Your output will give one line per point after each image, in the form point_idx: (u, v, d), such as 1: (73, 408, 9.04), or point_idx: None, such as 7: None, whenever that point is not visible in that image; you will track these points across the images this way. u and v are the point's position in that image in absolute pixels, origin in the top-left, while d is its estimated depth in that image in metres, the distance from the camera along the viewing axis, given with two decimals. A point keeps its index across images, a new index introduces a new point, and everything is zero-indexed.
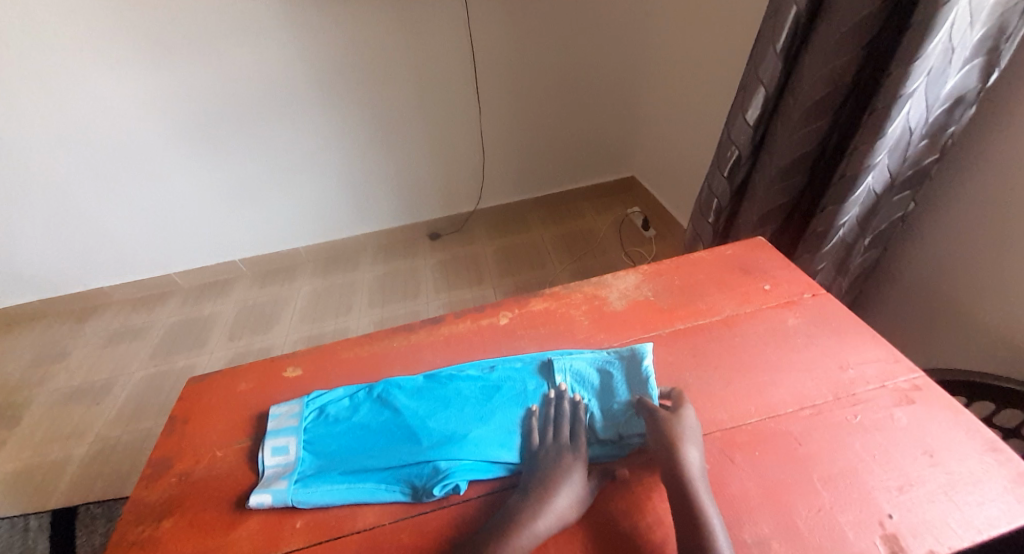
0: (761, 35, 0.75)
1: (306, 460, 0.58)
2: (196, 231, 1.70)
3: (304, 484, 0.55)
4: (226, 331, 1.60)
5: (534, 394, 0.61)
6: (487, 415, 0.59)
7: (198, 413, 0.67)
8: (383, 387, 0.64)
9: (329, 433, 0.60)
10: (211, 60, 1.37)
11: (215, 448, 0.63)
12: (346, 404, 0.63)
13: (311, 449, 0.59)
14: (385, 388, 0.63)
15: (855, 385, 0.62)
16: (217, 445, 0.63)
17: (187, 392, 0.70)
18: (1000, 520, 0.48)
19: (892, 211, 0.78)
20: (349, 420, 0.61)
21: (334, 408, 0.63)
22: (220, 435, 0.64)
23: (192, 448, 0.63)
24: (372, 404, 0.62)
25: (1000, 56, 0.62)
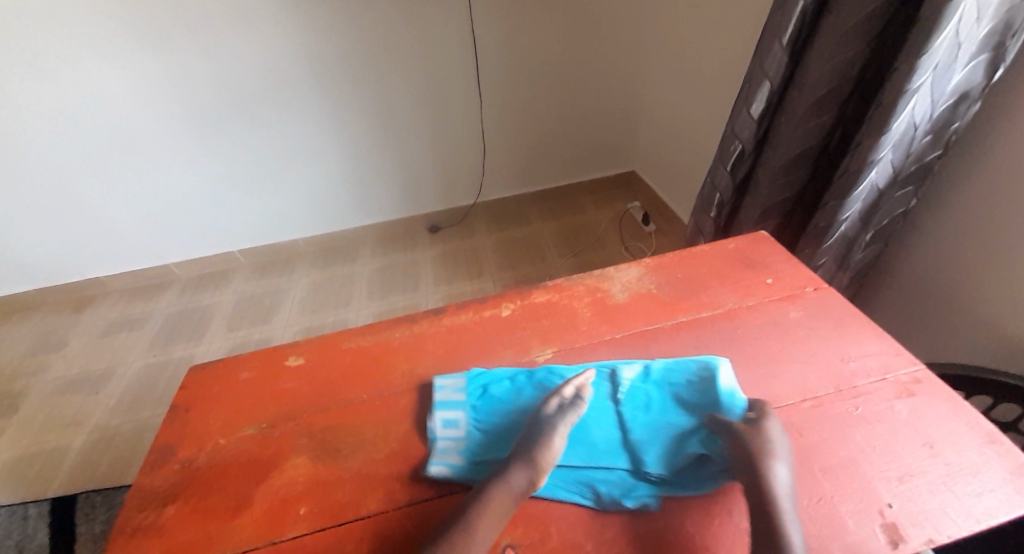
0: (769, 28, 0.86)
1: (476, 441, 0.62)
2: (226, 220, 1.86)
3: (476, 466, 0.59)
4: (224, 322, 1.74)
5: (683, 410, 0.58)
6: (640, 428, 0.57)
7: (198, 403, 0.74)
8: (544, 375, 0.67)
9: (496, 415, 0.64)
10: (239, 61, 1.53)
11: (217, 436, 0.69)
12: (506, 386, 0.67)
13: (478, 429, 0.63)
14: (546, 377, 0.66)
15: (856, 378, 0.60)
16: (220, 434, 0.69)
17: (190, 381, 0.78)
18: (1001, 510, 0.46)
19: (896, 206, 0.90)
20: (511, 404, 0.64)
21: (496, 388, 0.67)
22: (218, 424, 0.70)
23: (194, 436, 0.69)
24: (532, 388, 0.66)
25: (1006, 51, 0.71)
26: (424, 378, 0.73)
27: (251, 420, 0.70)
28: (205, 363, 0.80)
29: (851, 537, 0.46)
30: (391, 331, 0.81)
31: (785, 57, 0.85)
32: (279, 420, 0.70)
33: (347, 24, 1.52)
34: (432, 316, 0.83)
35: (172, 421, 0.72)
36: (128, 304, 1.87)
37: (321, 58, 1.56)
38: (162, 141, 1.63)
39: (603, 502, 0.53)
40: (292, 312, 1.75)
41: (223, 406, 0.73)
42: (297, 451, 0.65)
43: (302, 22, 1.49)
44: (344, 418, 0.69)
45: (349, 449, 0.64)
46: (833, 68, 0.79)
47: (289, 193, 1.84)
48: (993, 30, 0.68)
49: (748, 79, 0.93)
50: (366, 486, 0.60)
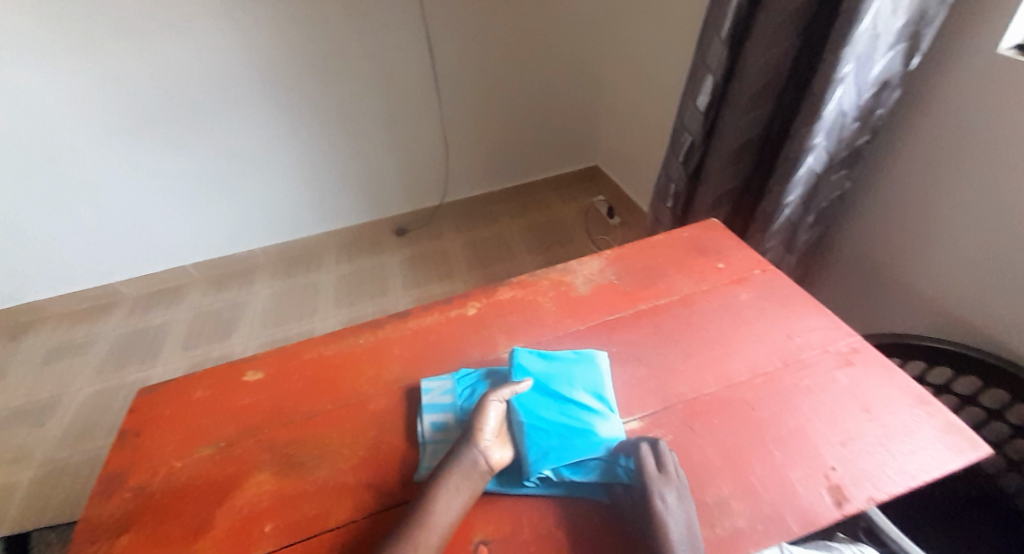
0: (709, 23, 0.90)
1: None
2: (177, 233, 1.78)
3: None
4: (180, 340, 1.67)
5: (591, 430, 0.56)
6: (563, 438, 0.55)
7: (150, 426, 0.71)
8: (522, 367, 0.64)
9: None
10: (181, 64, 1.45)
11: (172, 459, 0.66)
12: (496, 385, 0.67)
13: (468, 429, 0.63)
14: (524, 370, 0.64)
15: (801, 351, 0.64)
16: (174, 457, 0.66)
17: (140, 404, 0.74)
18: (933, 466, 0.51)
19: (833, 189, 0.95)
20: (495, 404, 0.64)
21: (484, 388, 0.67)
22: (173, 446, 0.68)
23: (146, 461, 0.66)
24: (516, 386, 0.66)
25: (921, 40, 0.76)
26: (390, 383, 0.72)
27: (208, 439, 0.68)
28: (157, 383, 0.77)
29: (802, 502, 0.49)
30: (355, 338, 0.80)
31: (725, 51, 0.89)
32: (239, 437, 0.67)
33: (298, 24, 1.47)
34: (397, 320, 0.82)
35: (122, 447, 0.68)
36: (71, 328, 1.76)
37: (273, 60, 1.51)
38: (99, 153, 1.54)
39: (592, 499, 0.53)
40: (254, 325, 1.69)
41: (178, 427, 0.70)
42: (260, 467, 0.63)
43: (251, 22, 1.44)
44: (309, 430, 0.67)
45: (315, 462, 0.63)
46: (769, 61, 0.84)
47: (242, 202, 1.78)
48: (907, 21, 0.73)
49: (692, 72, 0.97)
50: (334, 497, 0.59)
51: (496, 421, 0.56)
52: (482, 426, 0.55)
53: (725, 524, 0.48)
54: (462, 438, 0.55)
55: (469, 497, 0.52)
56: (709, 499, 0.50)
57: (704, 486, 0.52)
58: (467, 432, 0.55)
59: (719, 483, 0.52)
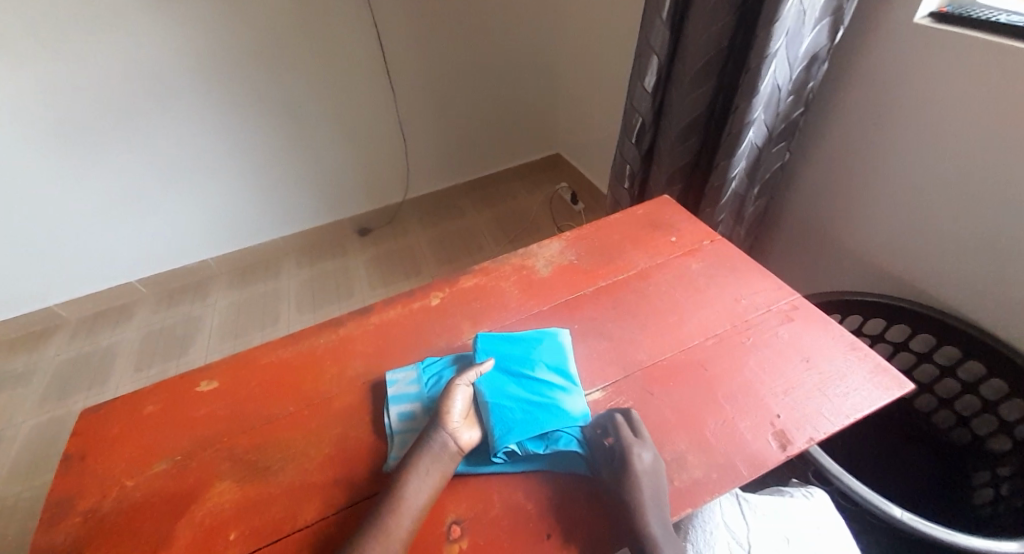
0: (649, 5, 0.93)
1: None
2: (119, 248, 1.68)
3: None
4: (132, 360, 1.59)
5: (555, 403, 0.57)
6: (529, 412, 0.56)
7: (98, 446, 0.67)
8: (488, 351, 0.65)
9: None
10: (112, 68, 1.36)
11: (123, 478, 0.63)
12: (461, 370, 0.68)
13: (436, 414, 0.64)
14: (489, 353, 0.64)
15: (748, 312, 0.68)
16: (126, 476, 0.63)
17: (84, 426, 0.70)
18: (864, 404, 0.55)
19: (773, 161, 1.00)
20: None
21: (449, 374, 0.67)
22: (125, 464, 0.65)
23: (96, 483, 0.63)
24: None
25: (843, 15, 0.81)
26: (356, 377, 0.72)
27: (163, 454, 0.65)
28: (103, 402, 0.73)
29: (751, 449, 0.52)
30: (316, 337, 0.79)
31: (667, 31, 0.92)
32: (196, 449, 0.65)
33: (239, 21, 1.41)
34: (358, 316, 0.81)
35: (68, 471, 0.65)
36: (6, 357, 1.64)
37: (214, 61, 1.45)
38: (24, 168, 1.43)
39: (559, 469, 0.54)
40: (213, 338, 1.63)
41: (129, 444, 0.67)
42: (223, 475, 0.62)
43: (188, 21, 1.37)
44: (272, 433, 0.66)
45: (280, 463, 0.62)
46: (707, 40, 0.87)
47: (190, 211, 1.70)
48: None
49: (637, 54, 1.00)
50: (301, 497, 0.59)
51: (463, 404, 0.57)
52: (450, 410, 0.56)
53: (684, 477, 0.51)
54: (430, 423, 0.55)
55: (440, 479, 0.52)
56: (668, 456, 0.53)
57: (663, 444, 0.54)
58: (436, 415, 0.55)
59: (677, 440, 0.54)
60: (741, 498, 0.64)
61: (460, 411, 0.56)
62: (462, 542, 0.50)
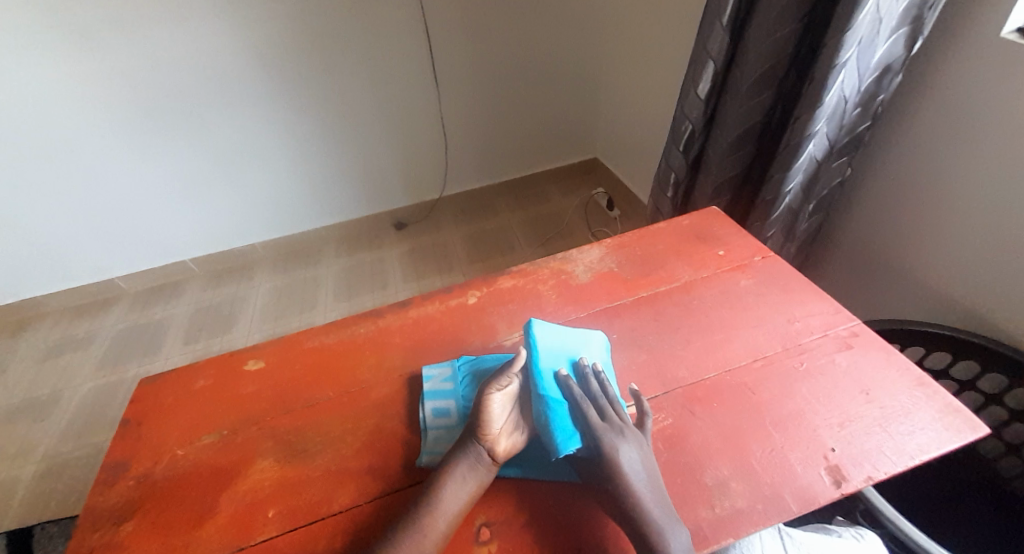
0: (709, 9, 0.90)
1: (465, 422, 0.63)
2: (174, 228, 1.78)
3: None
4: (180, 335, 1.67)
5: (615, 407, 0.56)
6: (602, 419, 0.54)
7: (151, 415, 0.71)
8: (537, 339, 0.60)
9: None
10: (179, 57, 1.44)
11: (174, 447, 0.66)
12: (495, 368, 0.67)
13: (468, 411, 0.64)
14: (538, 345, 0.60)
15: (801, 336, 0.64)
16: (175, 445, 0.66)
17: (139, 395, 0.74)
18: (931, 446, 0.51)
19: (833, 176, 0.95)
20: None
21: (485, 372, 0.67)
22: (174, 435, 0.68)
23: (147, 450, 0.66)
24: None
25: (923, 25, 0.76)
26: (391, 371, 0.73)
27: (209, 429, 0.68)
28: (157, 373, 0.77)
29: (800, 482, 0.49)
30: (355, 327, 0.80)
31: (726, 37, 0.89)
32: (242, 425, 0.68)
33: (297, 15, 1.46)
34: (396, 309, 0.82)
35: (122, 437, 0.68)
36: (70, 323, 1.75)
37: (271, 52, 1.50)
38: (97, 147, 1.53)
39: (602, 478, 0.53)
40: (254, 320, 1.69)
41: (177, 416, 0.70)
42: (262, 455, 0.64)
43: (250, 14, 1.42)
44: (309, 418, 0.68)
45: (317, 448, 0.64)
46: (770, 47, 0.83)
47: (241, 196, 1.77)
48: (909, 5, 0.73)
49: (692, 60, 0.97)
50: (337, 482, 0.60)
51: (502, 411, 0.55)
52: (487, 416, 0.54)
53: (725, 504, 0.49)
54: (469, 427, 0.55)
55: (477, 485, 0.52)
56: (708, 480, 0.51)
57: (703, 468, 0.52)
58: (474, 425, 0.55)
59: (719, 464, 0.52)
60: (783, 532, 0.61)
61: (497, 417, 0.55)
62: (491, 547, 0.50)
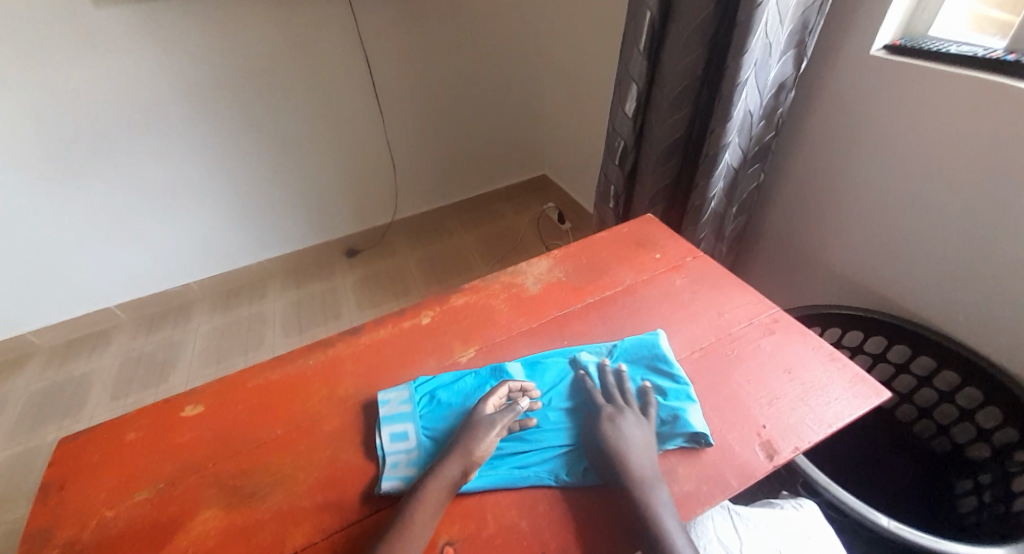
0: (627, 35, 0.97)
1: (426, 445, 0.63)
2: (98, 274, 1.65)
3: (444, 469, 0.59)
4: (109, 388, 1.54)
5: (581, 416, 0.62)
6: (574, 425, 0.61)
7: (76, 476, 0.66)
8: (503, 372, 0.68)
9: (444, 416, 0.66)
10: (98, 92, 1.34)
11: (104, 508, 0.62)
12: (454, 388, 0.68)
13: (428, 433, 0.64)
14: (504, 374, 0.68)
15: (731, 325, 0.71)
16: (106, 506, 0.62)
17: (61, 455, 0.69)
18: (845, 413, 0.58)
19: (749, 181, 1.04)
20: (460, 405, 0.66)
21: (444, 392, 0.68)
22: (105, 493, 0.63)
23: (75, 514, 0.61)
24: (479, 385, 0.68)
25: (806, 47, 0.86)
26: (346, 399, 0.72)
27: (145, 482, 0.64)
28: (81, 430, 0.71)
29: (738, 460, 0.55)
30: (304, 358, 0.79)
31: (644, 61, 0.97)
32: (180, 476, 0.64)
33: (229, 45, 1.41)
34: (348, 336, 0.81)
35: (44, 503, 0.63)
36: None
37: (202, 84, 1.44)
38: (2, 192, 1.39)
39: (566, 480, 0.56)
40: (194, 364, 1.60)
41: (108, 473, 0.66)
42: (206, 503, 0.61)
43: (178, 46, 1.36)
44: (258, 457, 0.66)
45: (268, 488, 0.62)
46: (683, 68, 0.91)
47: (174, 234, 1.67)
48: (793, 30, 0.83)
49: (617, 81, 1.04)
50: (290, 521, 0.58)
51: (490, 440, 0.58)
52: (470, 442, 0.57)
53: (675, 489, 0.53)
54: (447, 450, 0.57)
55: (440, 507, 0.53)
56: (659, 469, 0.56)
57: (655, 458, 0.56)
58: (450, 447, 0.57)
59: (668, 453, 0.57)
60: (731, 511, 0.65)
61: (479, 444, 0.57)
62: None
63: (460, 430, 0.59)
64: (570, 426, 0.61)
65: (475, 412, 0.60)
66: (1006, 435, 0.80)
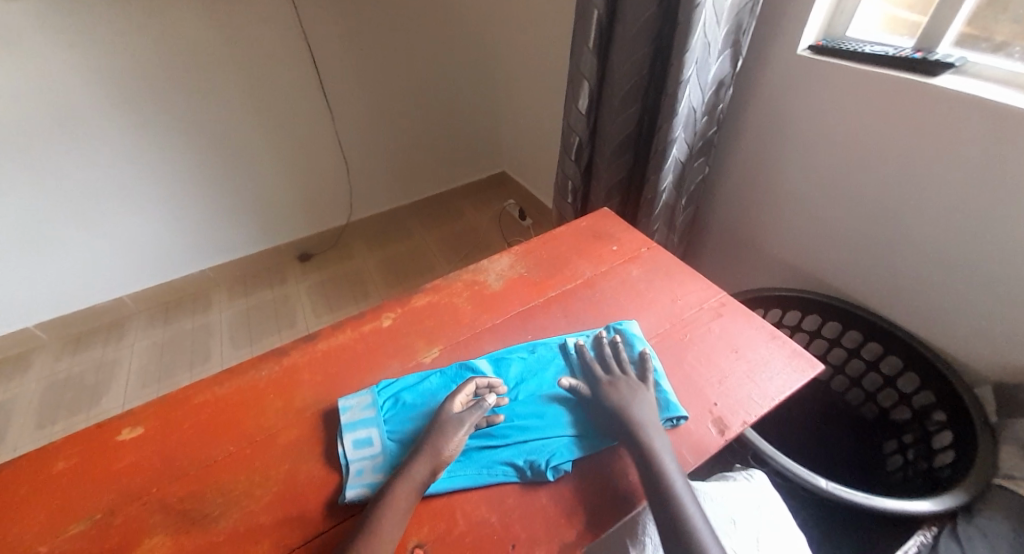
0: (577, 33, 1.00)
1: (392, 449, 0.63)
2: (18, 290, 1.50)
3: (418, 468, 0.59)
4: (31, 417, 1.41)
5: (549, 407, 0.63)
6: (546, 417, 0.62)
7: (0, 513, 0.60)
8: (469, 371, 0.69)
9: (409, 419, 0.65)
10: (9, 92, 1.22)
11: (34, 545, 0.57)
12: (419, 390, 0.68)
13: (393, 437, 0.64)
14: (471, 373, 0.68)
15: (683, 312, 0.74)
16: (37, 542, 0.57)
17: None
18: (786, 386, 0.63)
19: (695, 175, 1.09)
20: (426, 406, 0.66)
21: (408, 394, 0.68)
22: (35, 529, 0.58)
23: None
24: (445, 386, 0.68)
25: (742, 47, 0.91)
26: (304, 409, 0.70)
27: (81, 513, 0.60)
28: (3, 462, 0.65)
29: (693, 437, 0.58)
30: (258, 369, 0.76)
31: (594, 58, 1.00)
32: (120, 504, 0.60)
33: (164, 41, 1.33)
34: (305, 343, 0.79)
35: None
36: None
37: (133, 81, 1.35)
38: None
39: (534, 475, 0.57)
40: (131, 385, 1.49)
41: (37, 508, 0.60)
42: (153, 530, 0.58)
43: (105, 41, 1.27)
44: (210, 477, 0.63)
45: (221, 509, 0.59)
46: (630, 66, 0.95)
47: (105, 244, 1.56)
48: (729, 31, 0.88)
49: (569, 80, 1.07)
50: (247, 542, 0.56)
51: (459, 437, 0.58)
52: (439, 444, 0.57)
53: None
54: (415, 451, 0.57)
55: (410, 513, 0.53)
56: None
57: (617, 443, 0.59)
58: (419, 447, 0.57)
59: None
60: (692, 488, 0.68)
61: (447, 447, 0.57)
62: None
63: (427, 431, 0.58)
64: (537, 418, 0.63)
65: (444, 413, 0.60)
66: (925, 399, 0.89)
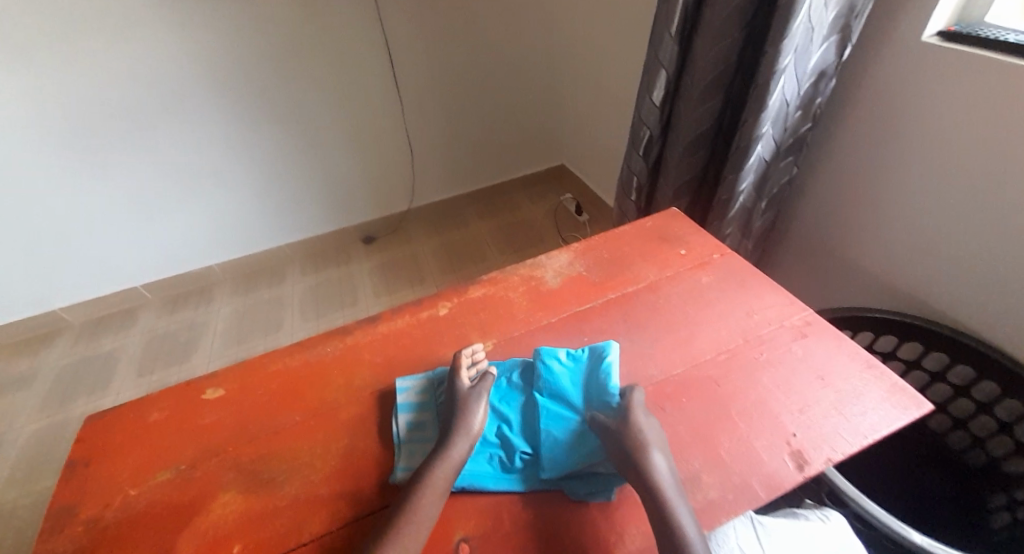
0: (658, 19, 0.93)
1: None
2: (123, 251, 1.67)
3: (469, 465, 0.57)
4: (134, 365, 1.58)
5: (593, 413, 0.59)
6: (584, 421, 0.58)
7: (99, 457, 0.66)
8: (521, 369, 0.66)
9: None
10: (123, 75, 1.36)
11: (126, 487, 0.62)
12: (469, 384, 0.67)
13: None
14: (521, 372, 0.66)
15: (760, 328, 0.68)
16: (129, 485, 0.63)
17: (81, 435, 0.69)
18: (881, 424, 0.55)
19: (781, 175, 1.00)
20: None
21: None
22: (126, 474, 0.64)
23: (98, 492, 0.62)
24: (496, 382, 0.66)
25: (851, 33, 0.81)
26: (360, 391, 0.71)
27: (167, 463, 0.65)
28: (101, 410, 0.72)
29: (767, 468, 0.53)
30: (322, 346, 0.78)
31: (675, 46, 0.93)
32: (200, 458, 0.65)
33: (254, 27, 1.41)
34: (365, 325, 0.81)
35: (66, 482, 0.64)
36: (7, 361, 1.61)
37: (224, 65, 1.44)
38: (34, 174, 1.42)
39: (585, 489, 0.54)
40: (215, 346, 1.62)
41: (125, 456, 0.66)
42: (226, 487, 0.61)
43: (201, 26, 1.36)
44: (275, 444, 0.66)
45: (284, 475, 0.62)
46: (717, 54, 0.87)
47: (197, 218, 1.70)
48: (838, 15, 0.78)
49: (646, 69, 1.00)
50: (307, 509, 0.58)
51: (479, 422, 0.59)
52: (463, 430, 0.57)
53: (699, 497, 0.51)
54: (446, 437, 0.57)
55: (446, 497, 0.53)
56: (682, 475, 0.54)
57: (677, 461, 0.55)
58: (446, 430, 0.58)
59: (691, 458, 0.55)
60: (755, 521, 0.63)
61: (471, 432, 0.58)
62: None
63: (452, 415, 0.59)
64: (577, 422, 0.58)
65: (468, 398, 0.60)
66: None
